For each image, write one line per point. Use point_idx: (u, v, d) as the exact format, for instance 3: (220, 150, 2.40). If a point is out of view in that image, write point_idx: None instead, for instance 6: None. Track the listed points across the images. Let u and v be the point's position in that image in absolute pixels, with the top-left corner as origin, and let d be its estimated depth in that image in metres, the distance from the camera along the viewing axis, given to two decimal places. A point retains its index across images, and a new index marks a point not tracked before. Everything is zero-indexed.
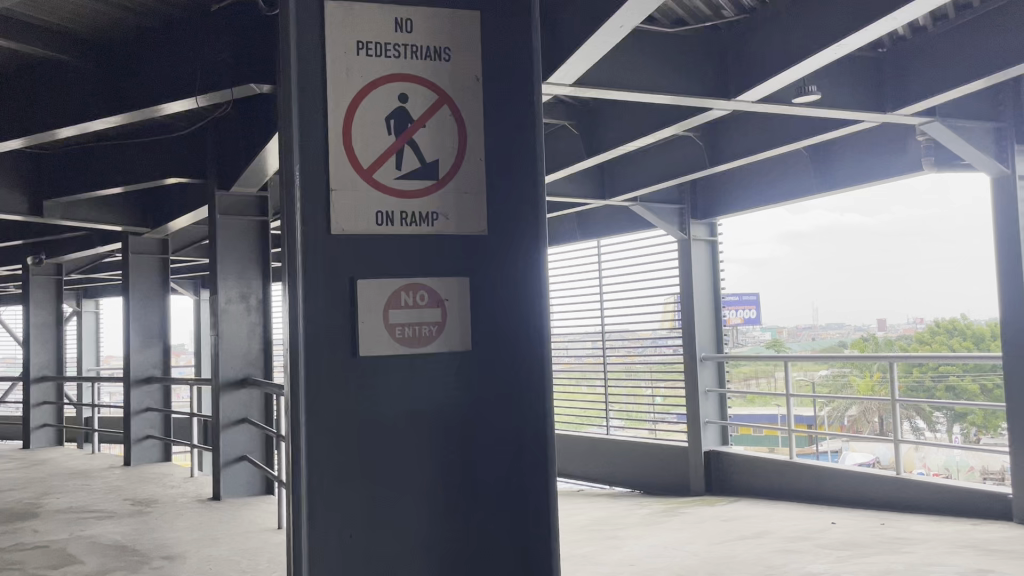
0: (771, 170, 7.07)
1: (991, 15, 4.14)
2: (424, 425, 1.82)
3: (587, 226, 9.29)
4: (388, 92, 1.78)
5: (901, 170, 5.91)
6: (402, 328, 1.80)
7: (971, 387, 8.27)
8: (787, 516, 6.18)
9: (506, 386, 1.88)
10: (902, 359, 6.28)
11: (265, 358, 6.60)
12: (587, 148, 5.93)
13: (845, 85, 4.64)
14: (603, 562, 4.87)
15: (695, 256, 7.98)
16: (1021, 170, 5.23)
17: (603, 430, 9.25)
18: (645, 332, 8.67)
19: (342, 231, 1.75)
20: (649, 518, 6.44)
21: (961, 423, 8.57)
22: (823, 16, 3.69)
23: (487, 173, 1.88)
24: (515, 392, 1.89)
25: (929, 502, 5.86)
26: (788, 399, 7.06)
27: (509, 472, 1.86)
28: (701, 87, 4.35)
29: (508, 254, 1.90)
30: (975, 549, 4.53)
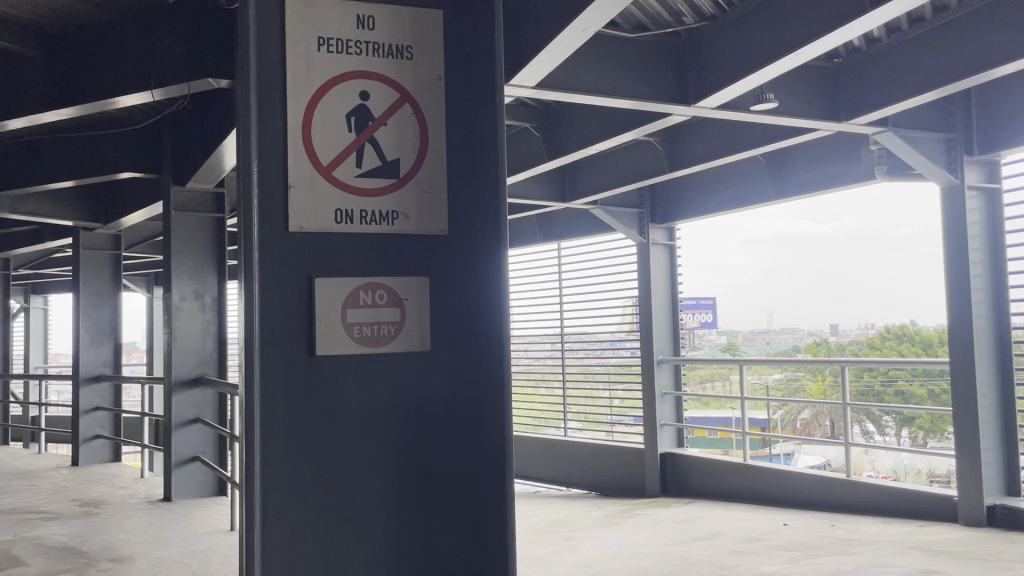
0: (729, 176, 7.18)
1: (943, 29, 4.25)
2: (385, 423, 1.81)
3: (547, 228, 9.33)
4: (349, 89, 1.76)
5: (853, 179, 6.03)
6: (361, 324, 1.78)
7: (919, 392, 8.46)
8: (740, 517, 6.27)
9: (468, 386, 1.88)
10: (852, 364, 6.41)
11: (219, 357, 6.48)
12: (548, 150, 5.95)
13: (801, 94, 4.72)
14: (558, 563, 4.88)
15: (654, 260, 8.05)
16: (968, 180, 5.36)
17: (560, 432, 9.28)
18: (604, 334, 8.72)
19: (301, 229, 1.74)
20: (605, 520, 6.49)
21: (909, 428, 8.78)
22: (782, 24, 3.75)
23: (449, 174, 1.88)
24: (477, 393, 1.89)
25: (879, 504, 5.98)
26: (742, 402, 7.18)
27: (466, 472, 1.86)
28: (661, 93, 4.40)
29: (469, 255, 1.89)
30: (922, 550, 4.63)
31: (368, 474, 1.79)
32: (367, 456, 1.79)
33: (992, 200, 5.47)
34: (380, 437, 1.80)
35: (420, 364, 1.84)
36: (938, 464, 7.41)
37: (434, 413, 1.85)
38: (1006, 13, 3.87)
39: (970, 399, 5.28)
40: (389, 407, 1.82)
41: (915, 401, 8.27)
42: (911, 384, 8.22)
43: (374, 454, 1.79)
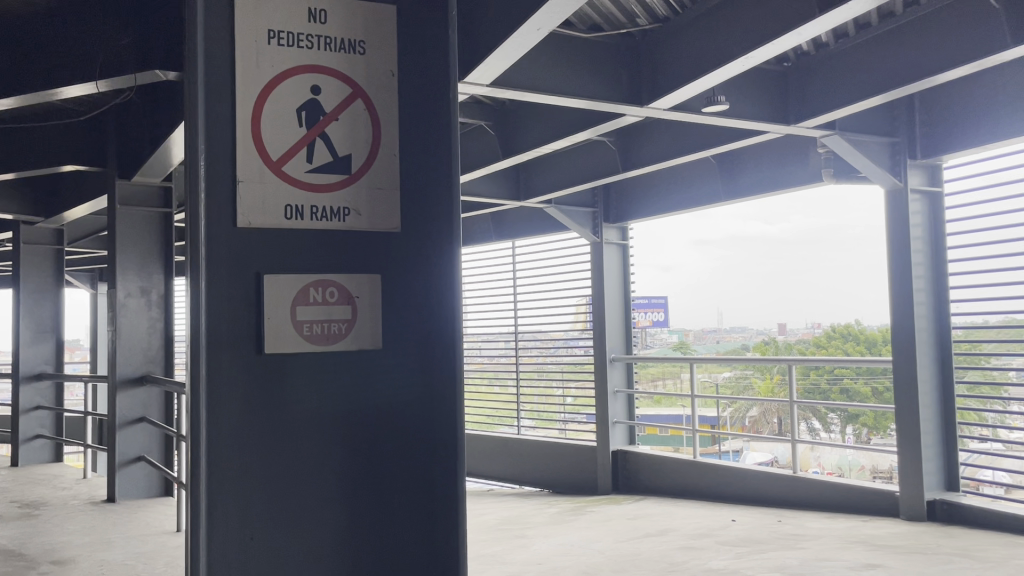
0: (681, 176, 7.26)
1: (887, 35, 4.34)
2: (337, 424, 1.78)
3: (501, 226, 9.33)
4: (300, 82, 1.73)
5: (801, 181, 6.14)
6: (311, 321, 1.76)
7: (863, 390, 8.70)
8: (690, 513, 6.35)
9: (420, 385, 1.87)
10: (799, 362, 6.54)
11: (166, 355, 6.32)
12: (502, 149, 5.96)
13: (751, 97, 4.79)
14: (510, 561, 4.89)
15: (607, 259, 8.11)
16: (911, 183, 5.50)
17: (513, 430, 9.29)
18: (557, 332, 8.76)
19: (249, 224, 1.70)
20: (557, 517, 6.52)
21: (853, 425, 9.01)
22: (733, 27, 3.81)
23: (401, 171, 1.86)
24: (429, 392, 1.87)
25: (825, 499, 6.11)
26: (692, 400, 7.27)
27: (417, 472, 1.85)
28: (615, 93, 4.43)
29: (420, 253, 1.88)
30: (865, 544, 4.75)
31: (320, 475, 1.76)
32: (318, 457, 1.76)
33: (934, 203, 5.63)
34: (331, 439, 1.78)
35: (372, 363, 1.83)
36: (879, 460, 7.61)
37: (386, 413, 1.84)
38: (947, 23, 3.99)
39: (911, 396, 5.43)
40: (341, 407, 1.79)
41: (858, 398, 8.49)
42: (854, 381, 8.43)
43: (325, 455, 1.77)
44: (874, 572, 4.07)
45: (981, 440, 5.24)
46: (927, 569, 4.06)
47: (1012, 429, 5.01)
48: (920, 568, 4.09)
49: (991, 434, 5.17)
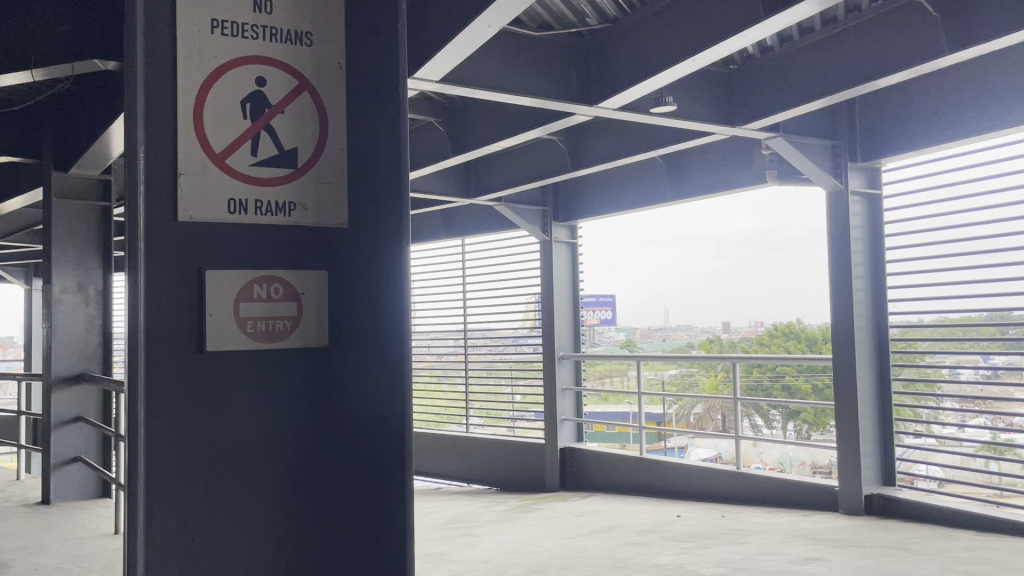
0: (629, 176, 7.33)
1: (830, 39, 4.44)
2: (283, 427, 1.75)
3: (451, 223, 9.29)
4: (245, 74, 1.70)
5: (746, 183, 6.25)
6: (257, 317, 1.72)
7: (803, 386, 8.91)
8: (637, 510, 6.41)
9: (366, 385, 1.84)
10: (743, 360, 6.66)
11: (104, 353, 6.15)
12: (452, 146, 5.93)
13: (698, 98, 4.85)
14: (457, 559, 4.87)
15: (556, 258, 8.14)
16: (851, 185, 5.63)
17: (461, 429, 9.25)
18: (506, 330, 8.77)
19: (190, 218, 1.65)
20: (505, 515, 6.52)
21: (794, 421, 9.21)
22: (682, 28, 3.85)
23: (349, 167, 1.83)
24: (376, 392, 1.85)
25: (767, 495, 6.22)
26: (639, 397, 7.35)
27: (365, 471, 1.82)
28: (565, 92, 4.44)
29: (369, 250, 1.85)
30: (805, 538, 4.86)
31: (266, 478, 1.72)
32: (264, 458, 1.72)
33: (873, 206, 5.77)
34: (278, 440, 1.74)
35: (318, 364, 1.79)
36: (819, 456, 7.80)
37: (333, 414, 1.81)
38: (887, 28, 4.10)
39: (851, 394, 5.57)
40: (287, 410, 1.76)
41: (800, 395, 8.69)
42: (796, 379, 8.63)
43: (271, 458, 1.73)
44: (814, 565, 4.16)
45: (916, 435, 5.45)
46: (865, 561, 4.16)
47: (945, 425, 5.21)
48: (859, 561, 4.19)
49: (925, 430, 5.39)
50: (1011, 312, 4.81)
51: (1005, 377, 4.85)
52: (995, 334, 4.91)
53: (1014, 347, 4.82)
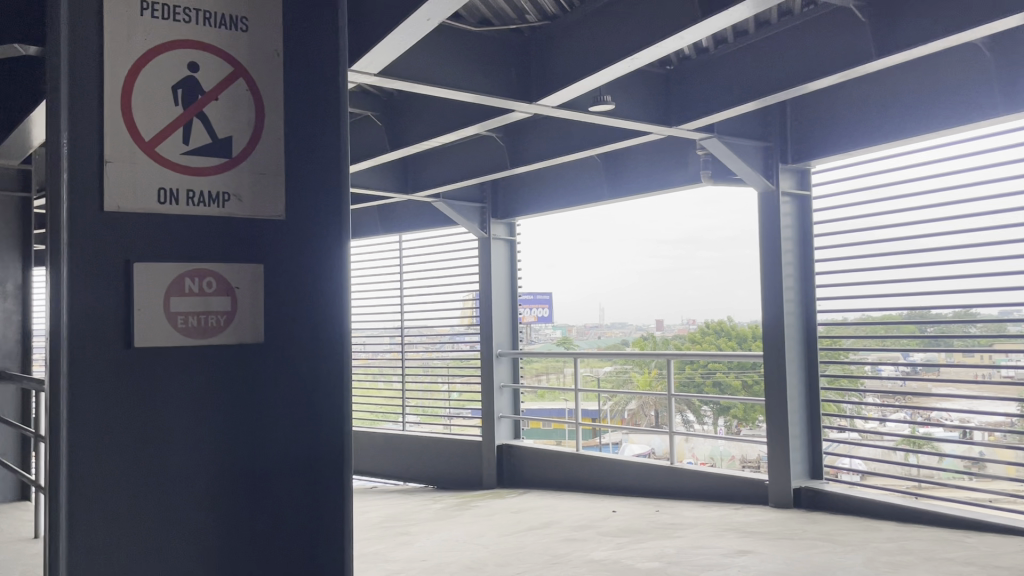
0: (567, 174, 7.36)
1: (765, 43, 4.52)
2: (218, 426, 1.68)
3: (387, 219, 9.18)
4: (176, 59, 1.63)
5: (681, 182, 6.34)
6: (187, 312, 1.64)
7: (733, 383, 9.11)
8: (573, 505, 6.45)
9: (307, 386, 1.78)
10: (678, 357, 6.76)
11: (23, 351, 5.90)
12: (389, 140, 5.86)
13: (635, 98, 4.90)
14: (393, 559, 4.82)
15: (494, 255, 8.12)
16: (782, 186, 5.76)
17: (398, 427, 9.17)
18: (442, 327, 8.74)
19: (118, 208, 1.58)
20: (441, 513, 6.48)
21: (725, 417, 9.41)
22: (620, 27, 3.88)
23: (287, 157, 1.77)
24: (316, 393, 1.79)
25: (700, 489, 6.33)
26: (575, 394, 7.40)
27: (303, 467, 1.77)
28: (504, 89, 4.42)
29: (308, 241, 1.79)
30: (736, 531, 4.95)
31: (199, 475, 1.66)
32: (197, 458, 1.65)
33: (802, 207, 5.92)
34: (214, 436, 1.68)
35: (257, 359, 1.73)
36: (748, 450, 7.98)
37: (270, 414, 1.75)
38: (819, 32, 4.21)
39: (780, 390, 5.71)
40: (223, 407, 1.69)
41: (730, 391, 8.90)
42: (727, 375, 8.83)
43: (205, 455, 1.67)
44: (745, 558, 4.24)
45: (839, 430, 5.64)
46: (794, 553, 4.26)
47: (868, 420, 5.39)
48: (788, 553, 4.29)
49: (848, 424, 5.57)
50: (928, 311, 5.02)
51: (923, 373, 5.08)
52: (914, 332, 5.11)
53: (932, 345, 5.03)
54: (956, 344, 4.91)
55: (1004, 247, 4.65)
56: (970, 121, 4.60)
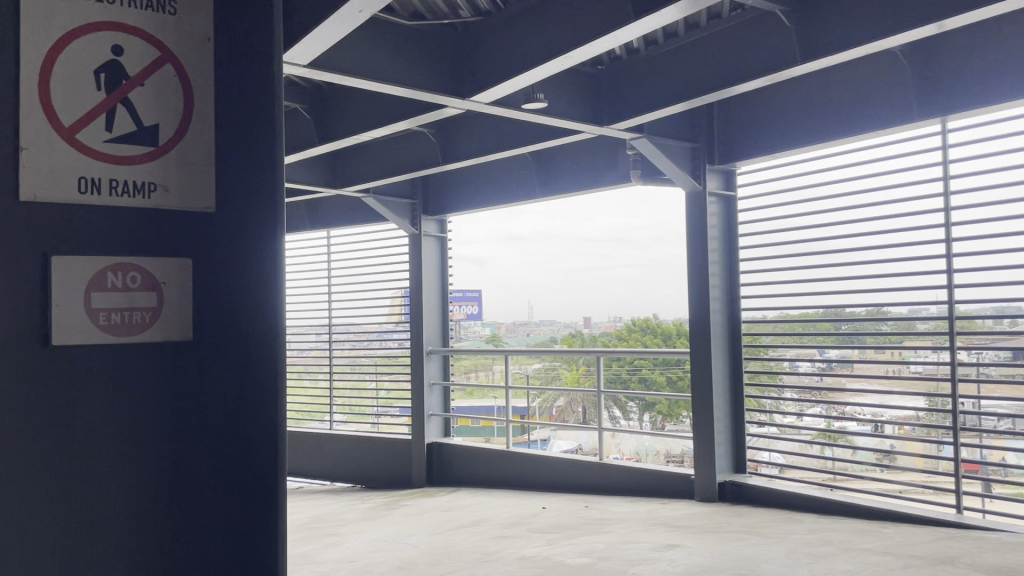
0: (498, 172, 7.36)
1: (695, 45, 4.59)
2: (148, 456, 1.39)
3: (315, 215, 9.01)
4: (97, 39, 1.34)
5: (610, 181, 6.41)
6: (109, 325, 1.35)
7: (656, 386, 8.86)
8: (503, 502, 6.47)
9: (252, 416, 1.50)
10: (606, 354, 6.84)
11: None
12: (318, 134, 5.75)
13: (567, 97, 4.92)
14: (321, 560, 4.74)
15: (425, 252, 8.04)
16: (709, 186, 5.87)
17: (325, 426, 9.04)
18: (371, 325, 8.64)
19: (31, 198, 1.28)
20: (369, 513, 6.41)
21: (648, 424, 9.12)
22: (554, 25, 3.88)
23: (217, 138, 1.48)
24: (262, 425, 1.50)
25: (627, 485, 6.42)
26: (505, 391, 7.40)
27: (239, 483, 1.48)
28: (436, 85, 4.38)
29: (243, 224, 1.50)
30: (664, 526, 5.04)
31: (114, 500, 1.35)
32: (113, 482, 1.35)
33: (728, 207, 6.04)
34: (131, 451, 1.37)
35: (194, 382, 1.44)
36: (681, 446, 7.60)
37: (209, 449, 1.45)
38: (746, 36, 4.30)
39: (706, 386, 5.83)
40: (155, 437, 1.40)
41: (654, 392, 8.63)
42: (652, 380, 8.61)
43: (118, 475, 1.36)
44: (673, 551, 4.32)
45: (759, 424, 5.82)
46: (720, 546, 4.35)
47: (785, 415, 5.63)
48: (713, 546, 4.38)
49: (768, 419, 5.77)
50: (843, 309, 5.26)
51: (839, 369, 5.31)
52: (830, 329, 5.33)
53: (846, 342, 5.26)
54: (869, 342, 5.13)
55: (918, 248, 4.83)
56: (888, 126, 4.77)
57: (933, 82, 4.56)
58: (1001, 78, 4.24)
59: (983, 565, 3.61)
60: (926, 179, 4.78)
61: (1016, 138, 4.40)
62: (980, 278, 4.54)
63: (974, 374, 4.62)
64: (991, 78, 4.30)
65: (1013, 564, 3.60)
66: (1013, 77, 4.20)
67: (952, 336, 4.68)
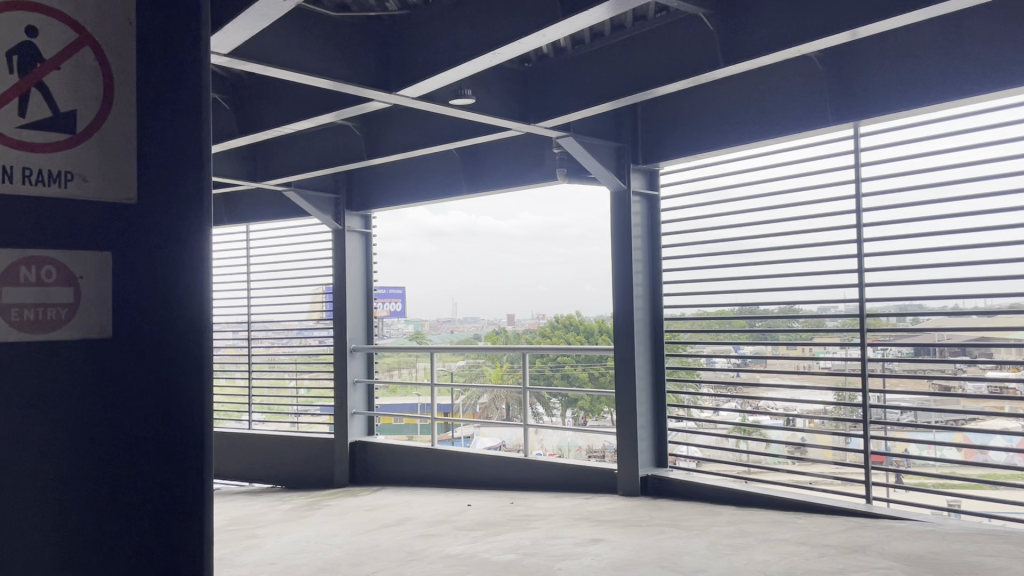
0: (423, 168, 7.31)
1: (622, 45, 4.65)
2: (35, 488, 1.08)
3: (232, 209, 8.73)
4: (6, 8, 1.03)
5: (536, 179, 6.44)
6: (22, 326, 1.06)
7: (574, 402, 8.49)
8: (427, 501, 6.42)
9: (184, 436, 1.22)
10: (530, 351, 6.87)
11: None
12: (238, 126, 5.59)
13: (495, 93, 4.91)
14: (240, 564, 4.62)
15: (349, 248, 7.92)
16: (633, 186, 5.95)
17: (243, 426, 8.79)
18: (290, 322, 8.45)
19: None
20: (290, 514, 6.28)
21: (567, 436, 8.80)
22: (483, 21, 3.87)
23: (139, 104, 1.19)
24: (184, 437, 1.22)
25: (551, 481, 6.46)
26: (430, 389, 7.34)
27: (158, 511, 1.19)
28: (362, 78, 4.31)
29: (164, 199, 1.21)
30: (588, 520, 5.09)
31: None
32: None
33: (652, 207, 6.13)
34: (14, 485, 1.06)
35: (114, 413, 1.15)
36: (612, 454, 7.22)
37: (132, 477, 1.17)
38: (671, 38, 4.38)
39: (629, 382, 5.92)
40: (51, 468, 1.09)
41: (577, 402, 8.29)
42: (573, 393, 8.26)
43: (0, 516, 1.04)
44: (597, 546, 4.36)
45: (678, 419, 5.95)
46: (643, 540, 4.42)
47: (702, 409, 5.75)
48: (637, 539, 4.45)
49: (685, 414, 5.90)
50: (757, 307, 5.44)
51: (752, 365, 5.46)
52: (744, 326, 5.48)
53: (760, 339, 5.40)
54: (781, 338, 5.30)
55: (830, 248, 5.01)
56: (804, 131, 4.93)
57: (846, 88, 4.73)
58: (910, 86, 4.42)
59: (892, 552, 3.77)
60: (839, 182, 4.96)
61: (922, 143, 4.59)
62: (887, 277, 4.73)
63: (880, 369, 4.81)
64: (901, 85, 4.47)
65: (920, 551, 3.76)
66: (920, 85, 4.38)
67: (862, 332, 4.86)
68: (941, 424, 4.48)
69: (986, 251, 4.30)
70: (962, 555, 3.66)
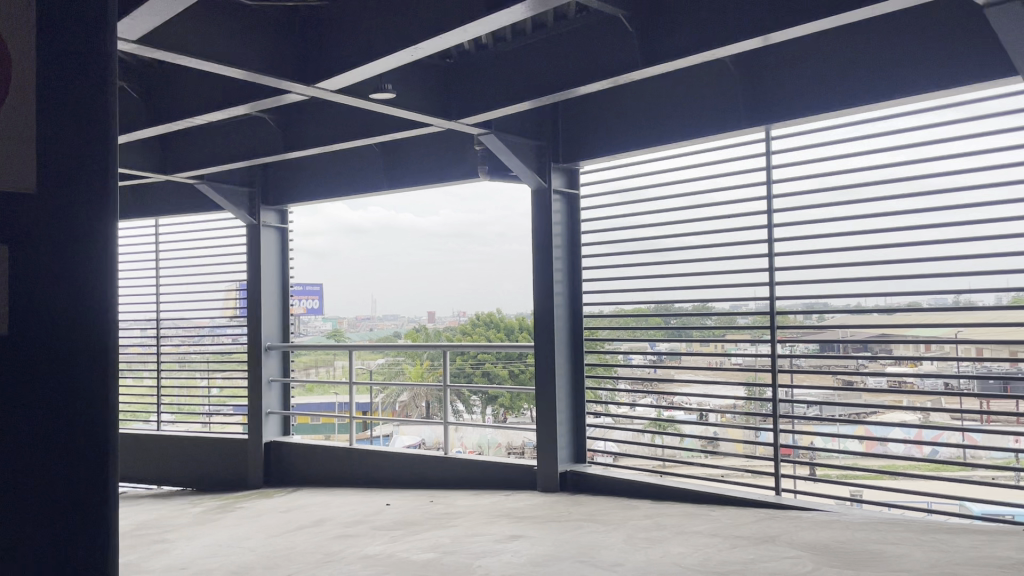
0: (342, 162, 7.20)
1: (543, 44, 4.67)
2: None
3: (139, 202, 8.41)
4: None
5: (457, 176, 6.41)
6: None
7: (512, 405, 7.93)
8: (345, 501, 6.32)
9: (81, 462, 1.09)
10: (451, 349, 6.83)
11: None
12: (147, 115, 5.37)
13: (417, 89, 4.87)
14: (147, 570, 4.44)
15: (264, 243, 7.74)
16: (554, 184, 5.99)
17: (151, 427, 8.48)
18: (202, 319, 8.20)
19: None
20: (201, 517, 6.08)
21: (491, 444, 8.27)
22: (404, 15, 3.81)
23: (31, 104, 1.06)
24: (85, 466, 1.10)
25: (471, 478, 6.46)
26: (349, 388, 7.23)
27: (50, 554, 1.06)
28: (279, 69, 4.20)
29: (60, 208, 1.09)
30: (507, 517, 5.11)
31: None
32: None
33: (572, 205, 6.20)
34: None
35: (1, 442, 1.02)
36: None
37: (18, 517, 1.03)
38: (591, 38, 4.43)
39: (548, 378, 5.95)
40: None
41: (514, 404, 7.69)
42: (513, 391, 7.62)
43: None
44: (517, 542, 4.38)
45: (595, 415, 6.04)
46: (562, 535, 4.45)
47: (620, 405, 5.84)
48: (555, 535, 4.48)
49: (603, 409, 5.98)
50: (671, 304, 5.56)
51: (667, 361, 5.57)
52: (660, 323, 5.64)
53: (675, 335, 5.54)
54: (695, 335, 5.43)
55: (742, 247, 5.16)
56: (719, 133, 5.05)
57: (760, 92, 4.87)
58: (819, 92, 4.58)
59: (801, 542, 3.90)
60: (751, 183, 5.12)
61: (829, 147, 4.77)
62: (796, 277, 4.90)
63: (788, 365, 4.98)
64: (810, 91, 4.63)
65: (825, 540, 3.91)
66: (828, 91, 4.54)
67: (772, 329, 5.03)
68: (844, 417, 4.69)
69: (888, 251, 4.49)
70: (866, 543, 3.82)
